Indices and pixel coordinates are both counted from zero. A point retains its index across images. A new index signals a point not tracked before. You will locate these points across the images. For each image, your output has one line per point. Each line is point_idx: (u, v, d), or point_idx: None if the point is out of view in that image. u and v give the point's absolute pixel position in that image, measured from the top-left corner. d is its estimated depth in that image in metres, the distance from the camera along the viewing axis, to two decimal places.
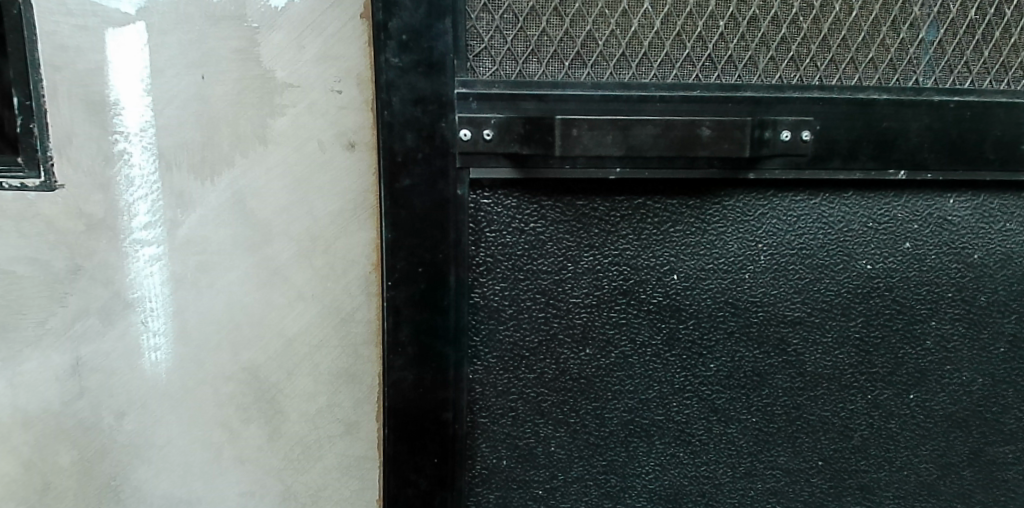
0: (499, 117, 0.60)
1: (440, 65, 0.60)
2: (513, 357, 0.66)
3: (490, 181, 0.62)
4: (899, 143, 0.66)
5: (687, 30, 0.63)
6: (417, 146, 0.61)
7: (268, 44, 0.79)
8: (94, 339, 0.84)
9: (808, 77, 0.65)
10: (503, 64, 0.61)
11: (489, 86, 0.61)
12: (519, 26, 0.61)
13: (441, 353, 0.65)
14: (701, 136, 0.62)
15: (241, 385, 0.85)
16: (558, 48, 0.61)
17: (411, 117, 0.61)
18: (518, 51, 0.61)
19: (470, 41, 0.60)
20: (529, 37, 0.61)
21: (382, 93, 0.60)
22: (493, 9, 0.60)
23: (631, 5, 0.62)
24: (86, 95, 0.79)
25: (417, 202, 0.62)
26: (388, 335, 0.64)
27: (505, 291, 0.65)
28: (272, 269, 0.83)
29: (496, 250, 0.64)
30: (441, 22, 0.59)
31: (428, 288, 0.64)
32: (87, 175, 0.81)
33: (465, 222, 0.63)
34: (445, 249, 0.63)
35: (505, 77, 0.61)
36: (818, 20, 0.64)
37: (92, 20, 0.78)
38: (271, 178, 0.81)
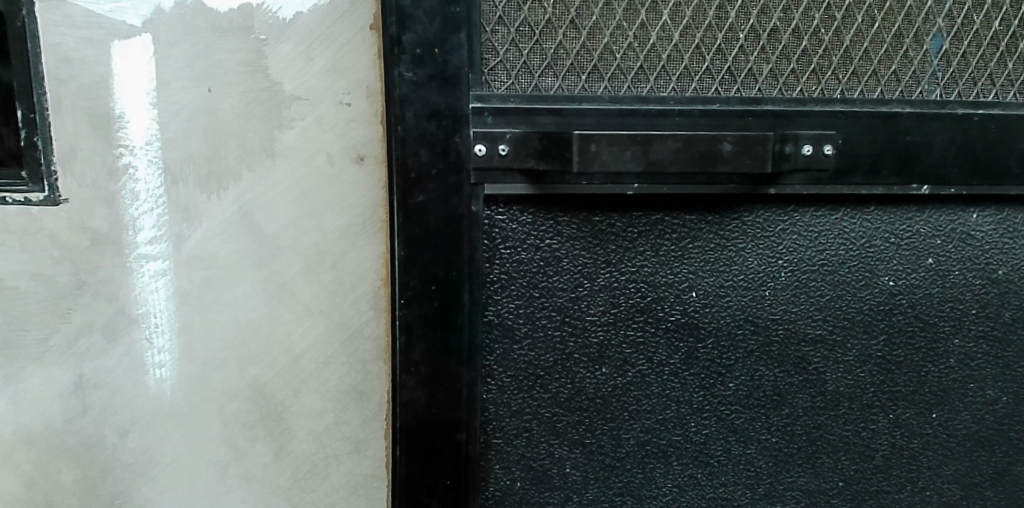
0: (515, 132, 0.59)
1: (455, 79, 0.59)
2: (527, 377, 0.65)
3: (505, 196, 0.61)
4: (921, 158, 0.65)
5: (707, 43, 0.61)
6: (431, 162, 0.60)
7: (276, 56, 0.77)
8: (98, 355, 0.83)
9: (830, 91, 0.63)
10: (519, 78, 0.60)
11: (505, 100, 0.59)
12: (536, 38, 0.59)
13: (454, 373, 0.64)
14: (722, 151, 0.60)
15: (247, 403, 0.84)
16: (574, 61, 0.60)
17: (426, 132, 0.59)
18: (535, 64, 0.60)
19: (485, 55, 0.59)
20: (546, 50, 0.60)
21: (395, 108, 0.59)
22: (509, 21, 0.59)
23: (650, 17, 0.61)
24: (91, 108, 0.78)
25: (431, 219, 0.61)
26: (401, 355, 0.63)
27: (520, 309, 0.64)
28: (280, 284, 0.81)
29: (511, 267, 0.63)
30: (456, 35, 0.58)
31: (441, 307, 0.62)
32: (91, 190, 0.79)
33: (480, 239, 0.62)
34: (459, 266, 0.62)
35: (521, 91, 0.59)
36: (840, 32, 0.63)
37: (97, 32, 0.77)
38: (278, 192, 0.80)
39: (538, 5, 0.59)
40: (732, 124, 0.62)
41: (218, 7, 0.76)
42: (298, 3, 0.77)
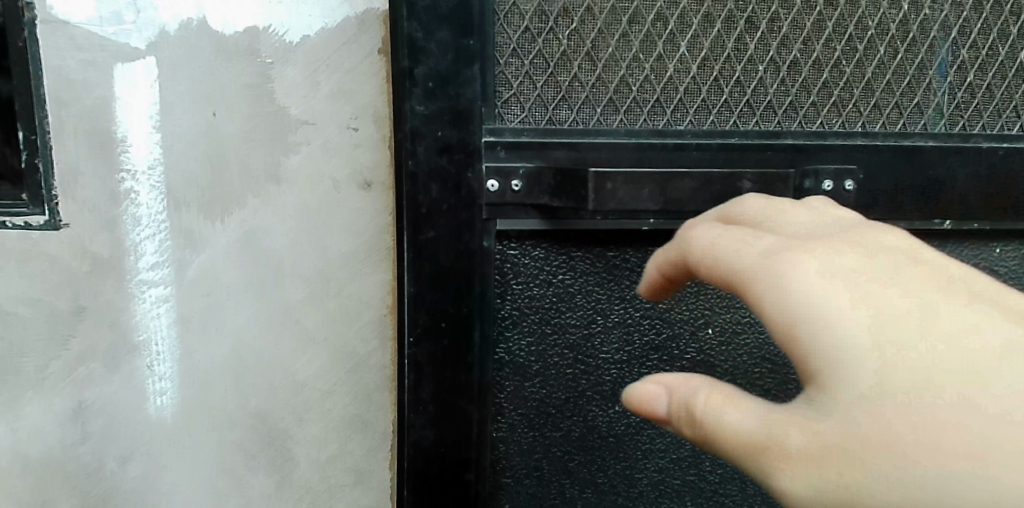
0: (529, 167, 0.58)
1: (468, 113, 0.57)
2: (540, 415, 0.63)
3: (518, 231, 0.60)
4: (946, 192, 0.63)
5: (726, 75, 0.60)
6: (442, 197, 0.58)
7: (281, 80, 0.76)
8: (97, 382, 0.81)
9: (850, 124, 0.62)
10: (533, 110, 0.59)
11: (519, 134, 0.58)
12: (550, 71, 0.58)
13: (464, 411, 0.62)
14: (742, 189, 0.59)
15: (248, 432, 0.81)
16: (589, 94, 0.59)
17: (437, 166, 0.58)
18: (549, 97, 0.59)
19: (499, 87, 0.58)
20: (560, 83, 0.59)
21: (406, 142, 0.57)
22: (523, 54, 0.58)
23: (666, 49, 0.59)
24: (92, 131, 0.77)
25: (442, 255, 0.59)
26: (409, 393, 0.61)
27: (531, 346, 0.62)
28: (283, 311, 0.79)
29: (524, 303, 0.61)
30: (469, 67, 0.57)
31: (451, 344, 0.61)
32: (92, 214, 0.78)
33: (492, 274, 0.60)
34: (470, 304, 0.60)
35: (535, 124, 0.59)
36: (861, 64, 0.61)
37: (101, 55, 0.76)
38: (282, 219, 0.78)
39: (553, 36, 0.58)
40: (752, 157, 0.60)
41: (223, 29, 0.75)
42: (305, 26, 0.75)
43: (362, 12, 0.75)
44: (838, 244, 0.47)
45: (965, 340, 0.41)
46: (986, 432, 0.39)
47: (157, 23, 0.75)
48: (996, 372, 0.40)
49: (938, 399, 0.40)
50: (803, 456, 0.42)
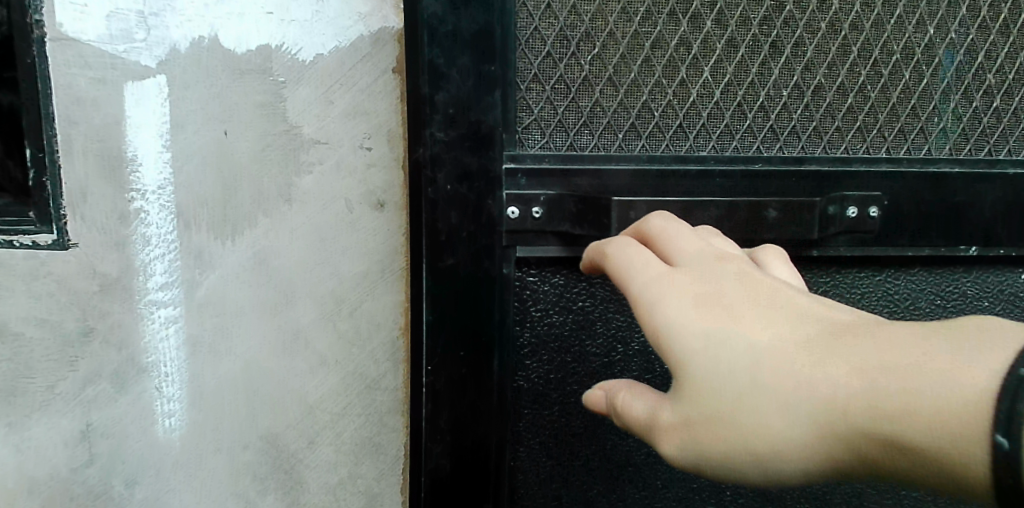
0: (549, 194, 0.60)
1: (489, 139, 0.59)
2: (561, 443, 0.65)
3: (536, 258, 0.61)
4: (971, 218, 0.65)
5: (749, 100, 0.62)
6: (462, 225, 0.60)
7: (294, 99, 0.75)
8: (104, 404, 0.80)
9: (874, 149, 0.64)
10: (554, 135, 0.60)
11: (539, 160, 0.60)
12: (571, 96, 0.60)
13: (483, 439, 0.63)
14: (767, 217, 0.61)
15: (258, 455, 0.80)
16: (611, 119, 0.61)
17: (457, 194, 0.59)
18: (570, 122, 0.60)
19: (519, 113, 0.60)
20: (581, 108, 0.60)
21: (426, 169, 0.59)
22: (544, 79, 0.60)
23: (689, 75, 0.61)
24: (102, 151, 0.76)
25: (462, 281, 0.61)
26: (427, 422, 0.63)
27: (551, 374, 0.63)
28: (293, 332, 0.78)
29: (543, 331, 0.63)
30: (491, 94, 0.59)
31: (469, 372, 0.62)
32: (102, 234, 0.77)
33: (511, 301, 0.62)
34: (489, 332, 0.62)
35: (557, 149, 0.60)
36: (886, 88, 0.63)
37: (111, 73, 0.75)
38: (294, 238, 0.77)
39: (575, 62, 0.60)
40: (775, 186, 0.62)
41: (235, 48, 0.74)
42: (318, 44, 0.74)
43: (376, 30, 0.74)
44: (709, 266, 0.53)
45: (792, 331, 0.47)
46: (797, 403, 0.45)
47: (168, 41, 0.74)
48: (809, 356, 0.46)
49: (766, 379, 0.46)
50: (670, 429, 0.49)
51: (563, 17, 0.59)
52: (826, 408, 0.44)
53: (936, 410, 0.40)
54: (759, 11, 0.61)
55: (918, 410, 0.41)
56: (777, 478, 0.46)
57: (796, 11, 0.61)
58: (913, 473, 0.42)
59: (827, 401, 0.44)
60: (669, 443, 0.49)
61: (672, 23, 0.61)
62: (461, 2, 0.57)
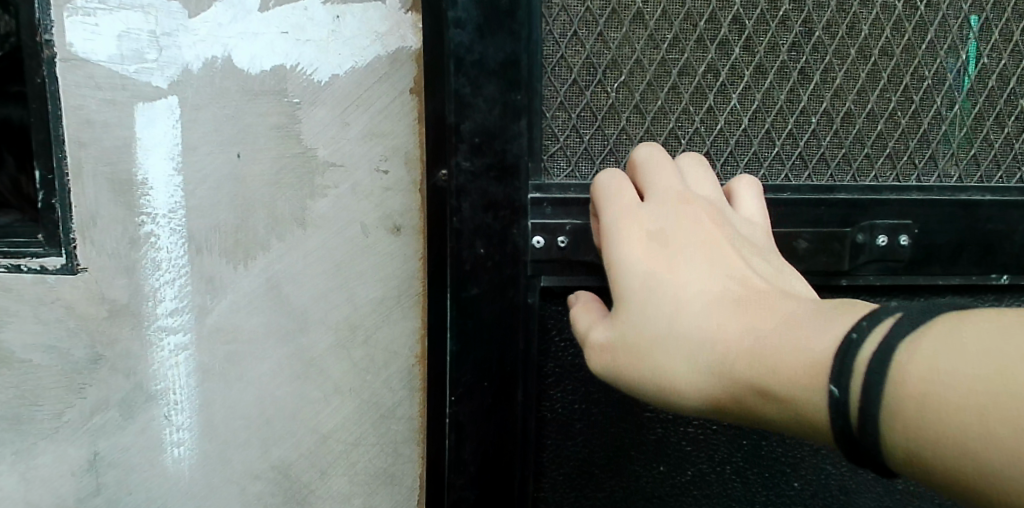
0: (575, 223, 0.63)
1: (514, 169, 0.62)
2: (580, 472, 0.69)
3: (561, 287, 0.65)
4: (1004, 246, 0.68)
5: (778, 127, 0.66)
6: (487, 254, 0.63)
7: (310, 121, 0.73)
8: (113, 433, 0.78)
9: (904, 177, 0.68)
10: (580, 164, 0.65)
11: (565, 189, 0.63)
12: (598, 123, 0.64)
13: (506, 469, 0.67)
14: (799, 247, 0.64)
15: (269, 485, 0.78)
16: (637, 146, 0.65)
17: (482, 223, 0.62)
18: (596, 151, 0.65)
19: (546, 141, 0.64)
20: (608, 135, 0.64)
21: (451, 198, 0.62)
22: (569, 108, 0.64)
23: (717, 103, 0.65)
24: (112, 173, 0.74)
25: (486, 311, 0.64)
26: (452, 453, 0.67)
27: (575, 405, 0.68)
28: (308, 360, 0.76)
29: (566, 363, 0.67)
30: (518, 121, 0.62)
31: (493, 403, 0.66)
32: (112, 259, 0.75)
33: (533, 331, 0.65)
34: (513, 361, 0.65)
35: (584, 178, 0.64)
36: (917, 114, 0.67)
37: (121, 94, 0.73)
38: (309, 263, 0.75)
39: (597, 93, 0.64)
40: (808, 214, 0.65)
41: (249, 69, 0.72)
42: (335, 65, 0.72)
43: (394, 50, 0.72)
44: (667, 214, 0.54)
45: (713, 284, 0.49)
46: (703, 348, 0.47)
47: (180, 62, 0.72)
48: (719, 311, 0.47)
49: (673, 323, 0.49)
50: (601, 349, 0.54)
51: (590, 45, 0.63)
52: (722, 360, 0.46)
53: (800, 370, 0.42)
54: (787, 37, 0.65)
55: (786, 368, 0.43)
56: (675, 409, 0.50)
57: (826, 37, 0.65)
58: (785, 424, 0.44)
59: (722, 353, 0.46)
60: (597, 363, 0.54)
61: (700, 50, 0.64)
62: (488, 32, 0.60)
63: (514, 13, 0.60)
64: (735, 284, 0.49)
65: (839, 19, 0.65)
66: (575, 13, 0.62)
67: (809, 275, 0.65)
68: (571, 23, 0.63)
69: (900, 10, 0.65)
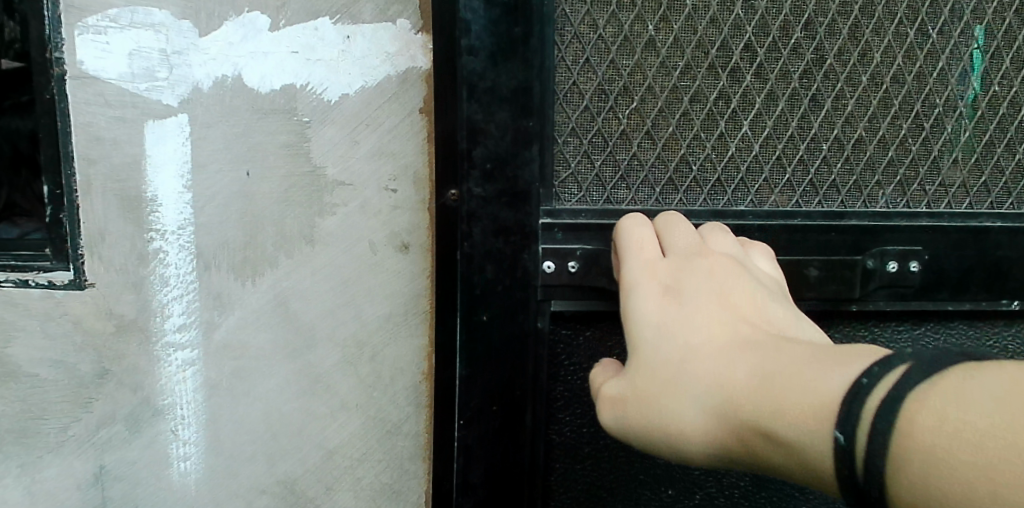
0: (586, 248, 0.64)
1: (526, 194, 0.64)
2: (590, 495, 0.70)
3: (571, 311, 0.66)
4: (1014, 273, 0.70)
5: (789, 154, 0.67)
6: (497, 277, 0.64)
7: (319, 140, 0.73)
8: (119, 447, 0.78)
9: (914, 203, 0.69)
10: (591, 189, 0.65)
11: (576, 215, 0.65)
12: (609, 149, 0.65)
13: (515, 492, 0.68)
14: (810, 275, 0.66)
15: (275, 499, 0.78)
16: (648, 172, 0.66)
17: (493, 248, 0.64)
18: (606, 177, 0.65)
19: (557, 166, 0.65)
20: (619, 161, 0.65)
21: (462, 223, 0.64)
22: (581, 134, 0.65)
23: (728, 129, 0.66)
24: (121, 190, 0.74)
25: (496, 335, 0.65)
26: (460, 476, 0.68)
27: (584, 428, 0.69)
28: (314, 376, 0.77)
29: (575, 387, 0.68)
30: (529, 148, 0.63)
31: (501, 426, 0.67)
32: (119, 274, 0.76)
33: (543, 355, 0.66)
34: (523, 386, 0.66)
35: (592, 205, 0.65)
36: (928, 141, 0.68)
37: (131, 111, 0.73)
38: (316, 280, 0.75)
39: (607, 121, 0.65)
40: (816, 239, 0.66)
41: (259, 88, 0.73)
42: (344, 85, 0.73)
43: (403, 71, 0.73)
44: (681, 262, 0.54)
45: (722, 328, 0.48)
46: (710, 388, 0.46)
47: (190, 80, 0.73)
48: (727, 353, 0.47)
49: (683, 370, 0.48)
50: (611, 403, 0.52)
51: (602, 72, 0.64)
52: (728, 400, 0.45)
53: (807, 408, 0.41)
54: (799, 65, 0.66)
55: (789, 413, 0.42)
56: (685, 458, 0.48)
57: (838, 64, 0.66)
58: (795, 473, 0.43)
59: (728, 392, 0.45)
60: (607, 414, 0.52)
61: (712, 77, 0.65)
62: (501, 59, 0.62)
63: (528, 40, 0.62)
64: (744, 327, 0.48)
65: (851, 47, 0.66)
66: (588, 40, 0.64)
67: (818, 302, 0.67)
68: (583, 50, 0.64)
69: (911, 38, 0.66)
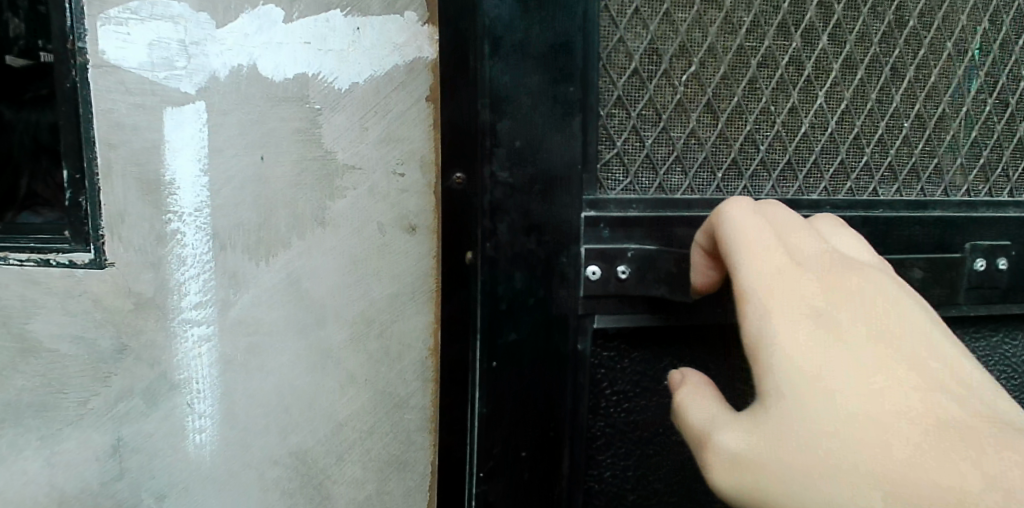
0: (637, 252, 0.65)
1: (564, 180, 0.64)
2: None
3: (617, 328, 0.68)
4: None
5: (866, 134, 0.71)
6: (526, 290, 0.64)
7: (330, 126, 0.77)
8: (136, 420, 0.82)
9: (992, 190, 0.77)
10: (640, 174, 0.67)
11: (625, 208, 0.66)
12: (663, 124, 0.66)
13: None
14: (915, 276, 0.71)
15: (287, 470, 0.82)
16: (710, 153, 0.68)
17: (524, 249, 0.64)
18: (660, 159, 0.67)
19: (601, 144, 0.66)
20: (674, 139, 0.67)
21: (487, 218, 0.63)
22: (630, 105, 0.66)
23: (803, 104, 0.69)
24: (139, 174, 0.78)
25: (528, 363, 0.66)
26: None
27: (622, 465, 0.70)
28: (324, 352, 0.80)
29: (618, 420, 0.69)
30: (571, 120, 0.64)
31: (531, 473, 0.67)
32: (138, 254, 0.79)
33: (581, 386, 0.67)
34: (558, 426, 0.67)
35: (643, 194, 0.67)
36: (1005, 119, 0.76)
37: (150, 99, 0.77)
38: (326, 261, 0.79)
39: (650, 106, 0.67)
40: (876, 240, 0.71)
41: (273, 76, 0.76)
42: (354, 74, 0.77)
43: (411, 60, 0.76)
44: (813, 285, 0.55)
45: (901, 389, 0.51)
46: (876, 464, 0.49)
47: (208, 69, 0.77)
48: (896, 421, 0.50)
49: (845, 440, 0.50)
50: (731, 455, 0.53)
51: (655, 28, 0.65)
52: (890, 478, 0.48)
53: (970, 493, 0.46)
54: (879, 30, 0.70)
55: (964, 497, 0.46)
56: None
57: (918, 29, 0.71)
58: None
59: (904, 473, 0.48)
60: (694, 414, 0.56)
61: (783, 37, 0.68)
62: (531, 7, 0.62)
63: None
64: (898, 386, 0.51)
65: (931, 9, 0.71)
66: None
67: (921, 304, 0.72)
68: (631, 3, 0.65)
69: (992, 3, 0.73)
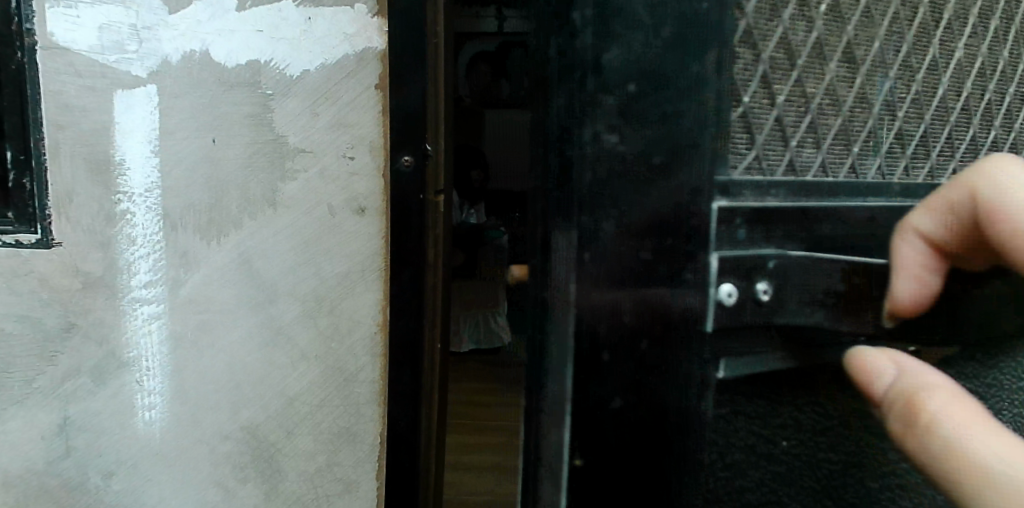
0: (774, 261, 0.57)
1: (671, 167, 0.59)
2: None
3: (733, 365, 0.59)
4: None
5: (952, 98, 0.62)
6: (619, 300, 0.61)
7: (281, 111, 0.81)
8: (83, 398, 0.83)
9: None
10: (768, 144, 0.58)
11: (760, 197, 0.58)
12: (777, 100, 0.57)
13: None
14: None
15: (238, 444, 0.85)
16: (836, 125, 0.60)
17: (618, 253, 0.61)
18: (789, 133, 0.58)
19: (732, 129, 0.57)
20: (809, 108, 0.59)
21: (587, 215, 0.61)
22: (771, 58, 0.57)
23: (908, 64, 0.61)
24: (89, 154, 0.80)
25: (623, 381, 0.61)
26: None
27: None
28: (275, 327, 0.83)
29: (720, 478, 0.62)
30: (702, 58, 0.57)
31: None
32: (86, 234, 0.81)
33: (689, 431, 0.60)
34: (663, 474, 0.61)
35: (773, 175, 0.58)
36: None
37: (100, 81, 0.79)
38: (277, 240, 0.82)
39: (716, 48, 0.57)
40: None
41: (225, 62, 0.80)
42: (305, 62, 0.80)
43: (361, 50, 0.80)
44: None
45: None
46: None
47: (160, 54, 0.79)
48: None
49: None
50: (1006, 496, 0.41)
51: None
52: None
53: None
54: None
55: None
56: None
57: None
58: None
59: None
60: (976, 439, 0.43)
61: None
62: None
63: None
64: None
65: None
66: None
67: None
68: None
69: None
